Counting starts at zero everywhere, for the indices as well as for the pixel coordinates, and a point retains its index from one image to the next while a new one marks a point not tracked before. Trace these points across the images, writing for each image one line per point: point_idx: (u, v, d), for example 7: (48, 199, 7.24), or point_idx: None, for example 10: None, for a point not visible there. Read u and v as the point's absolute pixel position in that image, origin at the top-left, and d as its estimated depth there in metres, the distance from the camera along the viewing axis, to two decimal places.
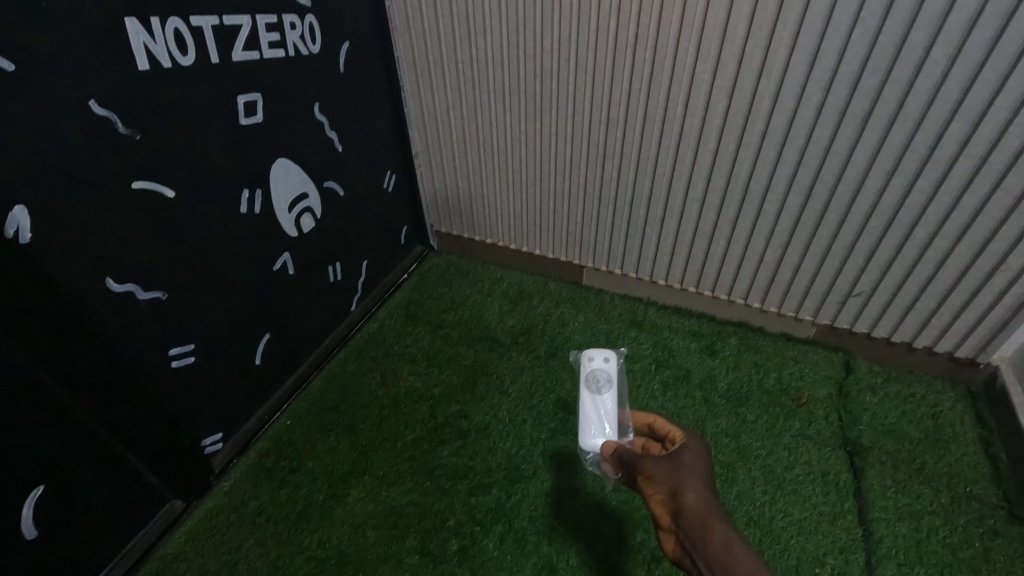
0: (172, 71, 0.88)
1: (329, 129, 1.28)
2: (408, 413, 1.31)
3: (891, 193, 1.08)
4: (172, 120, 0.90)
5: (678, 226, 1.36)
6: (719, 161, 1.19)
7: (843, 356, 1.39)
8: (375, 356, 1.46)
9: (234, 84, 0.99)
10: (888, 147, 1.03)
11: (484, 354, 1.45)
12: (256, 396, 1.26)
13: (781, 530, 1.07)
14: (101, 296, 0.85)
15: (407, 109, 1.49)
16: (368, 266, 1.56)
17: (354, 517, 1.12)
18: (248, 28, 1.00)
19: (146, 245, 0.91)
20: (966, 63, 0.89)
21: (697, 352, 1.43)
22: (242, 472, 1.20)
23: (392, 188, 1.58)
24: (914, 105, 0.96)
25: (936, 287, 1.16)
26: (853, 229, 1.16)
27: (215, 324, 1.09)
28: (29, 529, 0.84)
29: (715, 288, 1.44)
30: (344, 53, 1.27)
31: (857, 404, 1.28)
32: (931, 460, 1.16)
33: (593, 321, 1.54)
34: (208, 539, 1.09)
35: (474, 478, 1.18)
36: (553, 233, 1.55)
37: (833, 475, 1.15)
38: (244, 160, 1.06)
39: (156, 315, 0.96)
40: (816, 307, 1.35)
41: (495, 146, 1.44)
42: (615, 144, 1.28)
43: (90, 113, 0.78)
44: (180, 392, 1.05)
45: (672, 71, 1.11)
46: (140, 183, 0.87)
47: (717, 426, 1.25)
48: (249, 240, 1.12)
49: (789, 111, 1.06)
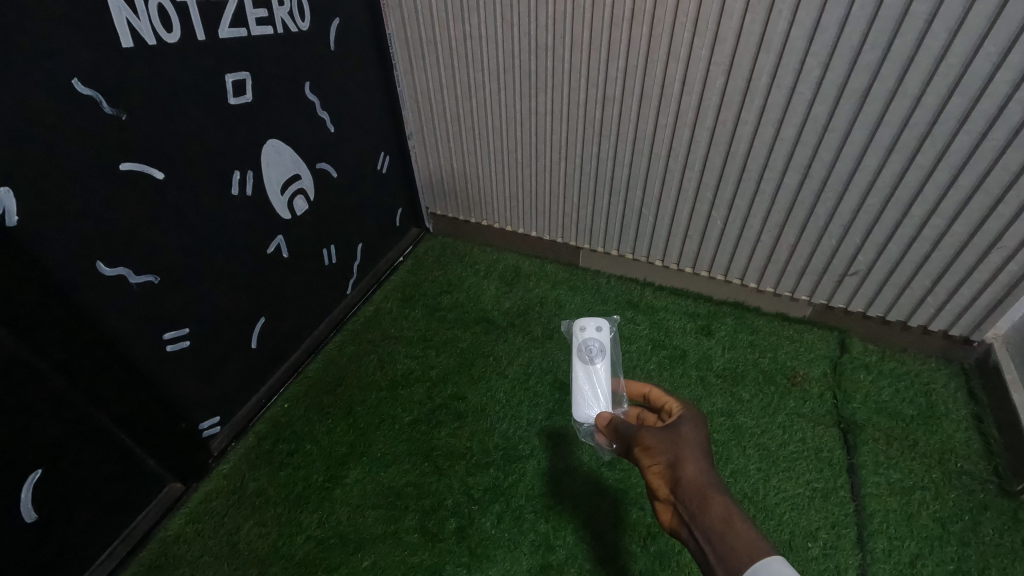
0: (158, 49, 0.86)
1: (320, 109, 1.25)
2: (406, 395, 1.31)
3: (889, 171, 1.07)
4: (159, 100, 0.88)
5: (675, 206, 1.35)
6: (717, 139, 1.18)
7: (838, 335, 1.40)
8: (372, 338, 1.46)
9: (221, 63, 0.97)
10: (887, 124, 1.01)
11: (481, 336, 1.45)
12: (253, 379, 1.27)
13: (775, 506, 1.09)
14: (92, 280, 0.84)
15: (401, 88, 1.47)
16: (363, 248, 1.55)
17: (353, 498, 1.13)
18: (234, 4, 0.97)
19: (137, 229, 0.89)
20: (967, 37, 0.87)
21: (694, 333, 1.43)
22: (241, 454, 1.21)
23: (386, 170, 1.56)
24: (914, 80, 0.95)
25: (933, 264, 1.15)
26: (850, 207, 1.16)
27: (209, 309, 1.08)
28: (28, 513, 0.85)
29: (712, 268, 1.44)
30: (334, 30, 1.24)
31: (852, 382, 1.29)
32: (924, 436, 1.18)
33: (589, 302, 1.54)
34: (208, 520, 1.10)
35: (472, 458, 1.19)
36: (549, 214, 1.54)
37: (826, 452, 1.16)
38: (234, 141, 1.04)
39: (149, 299, 0.95)
40: (812, 287, 1.35)
41: (490, 127, 1.42)
42: (611, 123, 1.26)
43: (74, 93, 0.76)
44: (175, 376, 1.05)
45: (670, 47, 1.09)
46: (128, 165, 0.85)
47: (713, 404, 1.26)
48: (242, 222, 1.11)
49: (788, 88, 1.05)
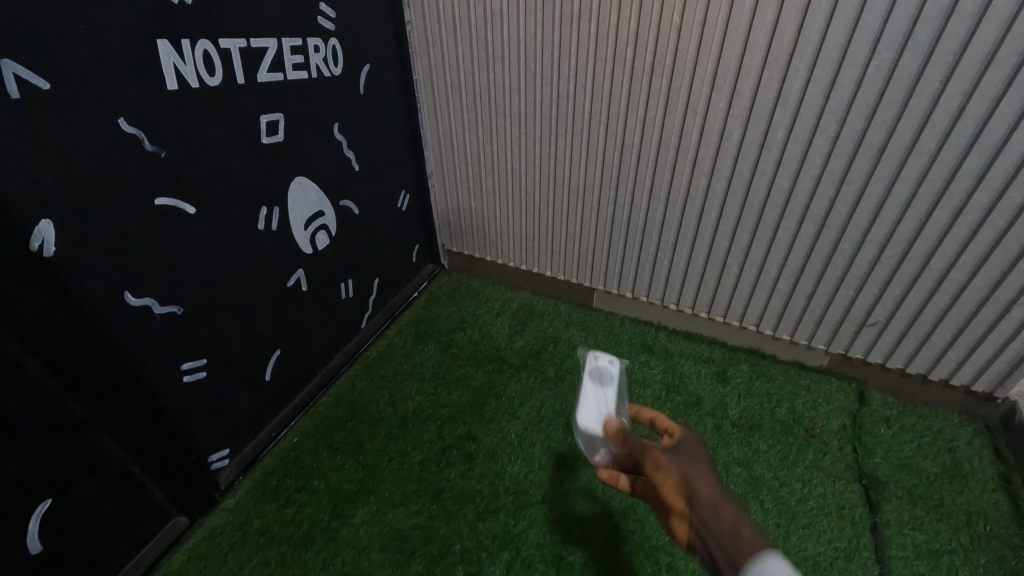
0: (199, 91, 0.90)
1: (347, 148, 1.30)
2: (416, 433, 1.30)
3: (907, 224, 1.08)
4: (196, 138, 0.91)
5: (691, 252, 1.36)
6: (733, 187, 1.20)
7: (857, 386, 1.37)
8: (384, 374, 1.45)
9: (258, 104, 1.02)
10: (904, 178, 1.03)
11: (493, 375, 1.44)
12: (265, 412, 1.26)
13: (795, 565, 1.05)
14: (119, 310, 0.86)
15: (424, 130, 1.51)
16: (379, 283, 1.56)
17: (359, 540, 1.10)
18: (273, 51, 1.02)
19: (165, 261, 0.92)
20: (983, 98, 0.90)
21: (708, 379, 1.41)
22: (248, 489, 1.19)
23: (405, 208, 1.60)
24: (930, 138, 0.97)
25: (953, 318, 1.15)
26: (868, 258, 1.16)
27: (227, 340, 1.09)
28: (34, 543, 0.84)
29: (726, 314, 1.43)
30: (365, 75, 1.29)
31: (872, 436, 1.26)
32: (949, 496, 1.14)
33: (603, 344, 1.53)
34: (210, 558, 1.08)
35: (481, 502, 1.16)
36: (565, 255, 1.55)
37: (848, 509, 1.13)
38: (264, 178, 1.08)
39: (171, 329, 0.96)
40: (829, 337, 1.33)
41: (509, 169, 1.46)
42: (629, 168, 1.29)
43: (119, 131, 0.79)
44: (189, 408, 1.04)
45: (688, 99, 1.13)
46: (160, 199, 0.88)
47: (729, 454, 1.23)
48: (265, 256, 1.12)
49: (804, 141, 1.07)
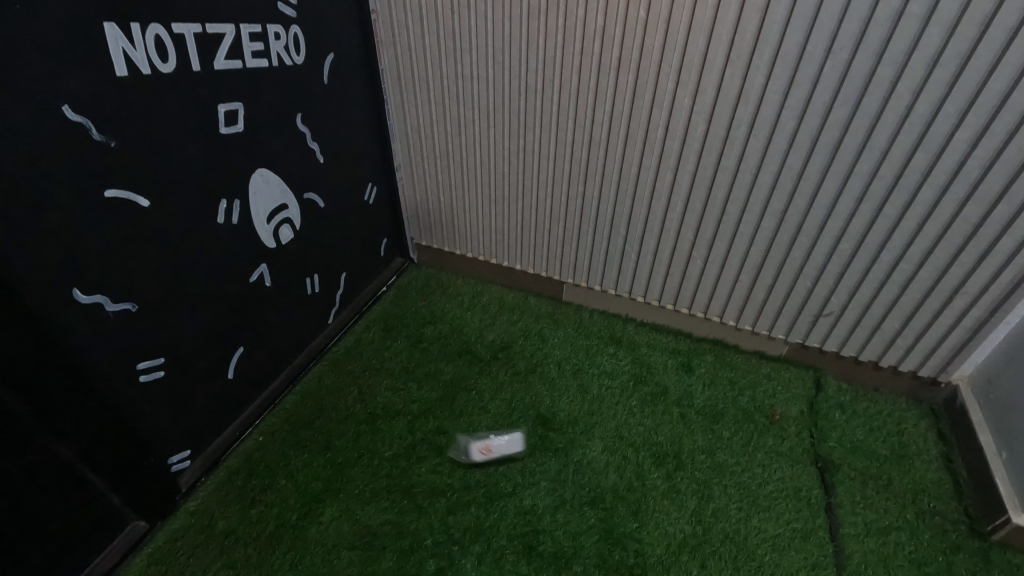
0: (152, 78, 0.86)
1: (311, 139, 1.26)
2: (385, 429, 1.29)
3: (859, 218, 1.13)
4: (149, 127, 0.87)
5: (657, 245, 1.38)
6: (697, 182, 1.22)
7: (813, 374, 1.43)
8: (352, 370, 1.43)
9: (215, 92, 0.98)
10: (856, 175, 1.07)
11: (464, 369, 1.44)
12: (228, 410, 1.22)
13: (756, 546, 1.09)
14: (67, 308, 0.82)
15: (391, 121, 1.49)
16: (347, 278, 1.54)
17: (328, 537, 1.09)
18: (231, 37, 0.98)
19: (117, 256, 0.88)
20: (929, 98, 0.94)
21: (674, 370, 1.45)
22: (210, 491, 1.16)
23: (372, 201, 1.57)
24: (881, 136, 1.01)
25: (901, 308, 1.21)
26: (824, 251, 1.21)
27: (186, 338, 1.05)
28: None
29: (691, 306, 1.47)
30: (329, 64, 1.26)
31: (827, 422, 1.32)
32: (897, 476, 1.20)
33: (572, 337, 1.54)
34: (172, 562, 1.04)
35: (453, 495, 1.16)
36: (534, 248, 1.56)
37: (805, 491, 1.18)
38: (224, 170, 1.04)
39: (125, 327, 0.92)
40: (788, 327, 1.38)
41: (479, 162, 1.45)
42: (597, 162, 1.30)
43: (63, 119, 0.75)
44: (146, 408, 1.01)
45: (654, 95, 1.14)
46: (111, 191, 0.84)
47: (694, 442, 1.27)
48: (225, 250, 1.09)
49: (764, 138, 1.11)
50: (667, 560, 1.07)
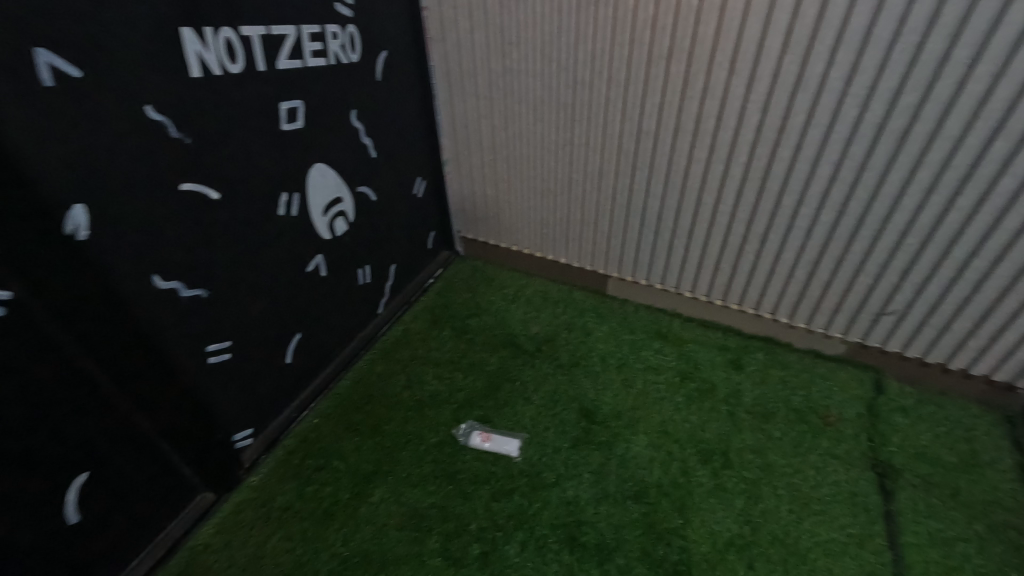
0: (222, 79, 0.92)
1: (364, 135, 1.31)
2: (432, 416, 1.33)
3: (928, 211, 1.06)
4: (219, 125, 0.93)
5: (707, 239, 1.35)
6: (750, 174, 1.19)
7: (873, 375, 1.37)
8: (401, 358, 1.48)
9: (278, 91, 1.03)
10: (926, 165, 1.01)
11: (508, 361, 1.46)
12: (286, 393, 1.29)
13: (807, 550, 1.06)
14: (147, 293, 0.89)
15: (440, 116, 1.52)
16: (396, 269, 1.58)
17: (377, 517, 1.14)
18: (293, 38, 1.03)
19: (191, 246, 0.94)
20: (1011, 81, 0.88)
21: (723, 367, 1.41)
22: (270, 468, 1.23)
23: (421, 194, 1.61)
24: (955, 123, 0.95)
25: (974, 307, 1.13)
26: (888, 246, 1.15)
27: (249, 324, 1.12)
28: (71, 514, 0.88)
29: (741, 301, 1.43)
30: (382, 61, 1.30)
31: (888, 425, 1.26)
32: (966, 485, 1.13)
33: (617, 331, 1.53)
34: (235, 531, 1.12)
35: (496, 483, 1.19)
36: (579, 242, 1.56)
37: (862, 496, 1.13)
38: (285, 165, 1.09)
39: (196, 312, 0.99)
40: (846, 325, 1.32)
41: (525, 155, 1.46)
42: (645, 154, 1.28)
43: (146, 118, 0.82)
44: (214, 388, 1.08)
45: (706, 85, 1.12)
46: (186, 185, 0.90)
47: (742, 441, 1.24)
48: (285, 241, 1.15)
49: (824, 126, 1.06)
50: (712, 558, 1.05)
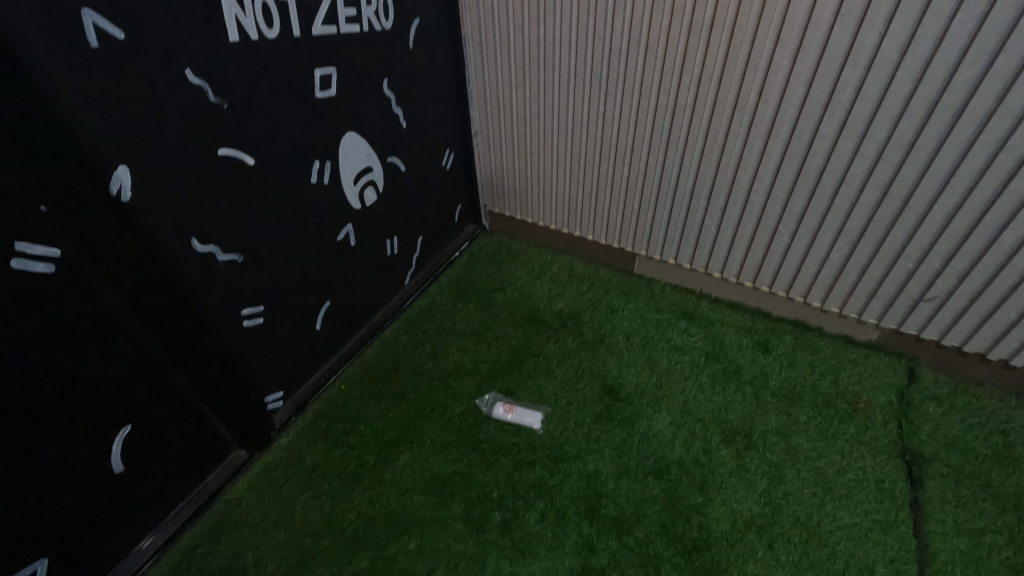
0: (259, 44, 0.92)
1: (395, 105, 1.30)
2: (456, 387, 1.35)
3: (979, 194, 1.02)
4: (256, 90, 0.94)
5: (741, 218, 1.32)
6: (791, 151, 1.15)
7: (907, 363, 1.33)
8: (426, 330, 1.50)
9: (312, 58, 1.03)
10: (981, 144, 0.96)
11: (532, 335, 1.46)
12: (315, 359, 1.33)
13: (829, 534, 1.05)
14: (186, 255, 0.91)
15: (471, 87, 1.50)
16: (423, 241, 1.59)
17: (402, 481, 1.17)
18: (328, 3, 1.02)
19: (227, 211, 0.96)
20: None
21: (749, 349, 1.39)
22: (299, 430, 1.27)
23: (449, 167, 1.60)
24: (1017, 100, 0.90)
25: (1021, 296, 1.09)
26: (933, 229, 1.10)
27: (282, 290, 1.14)
28: (116, 463, 0.93)
29: (773, 284, 1.40)
30: (415, 29, 1.28)
31: (919, 414, 1.23)
32: (998, 477, 1.11)
33: (642, 310, 1.52)
34: (267, 488, 1.17)
35: (518, 454, 1.21)
36: (608, 218, 1.53)
37: (888, 483, 1.11)
38: (318, 132, 1.10)
39: (232, 276, 1.01)
40: (882, 311, 1.29)
41: (556, 129, 1.43)
42: (681, 129, 1.25)
43: (186, 82, 0.82)
44: (248, 351, 1.11)
45: (749, 56, 1.07)
46: (223, 150, 0.91)
47: (766, 423, 1.23)
48: (317, 210, 1.16)
49: (872, 102, 1.01)
50: (731, 536, 1.06)
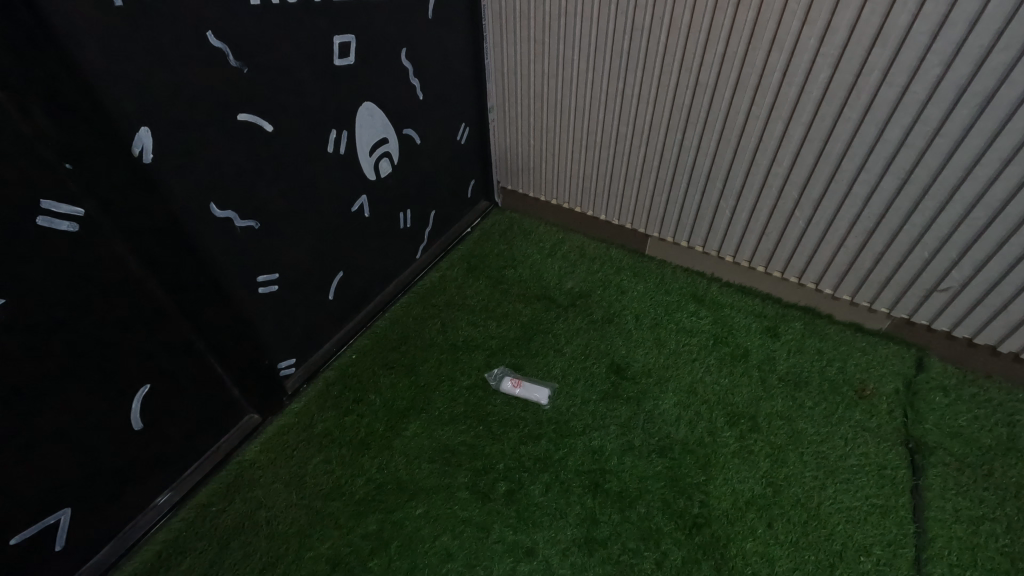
0: (279, 7, 0.91)
1: (413, 75, 1.29)
2: (465, 361, 1.36)
3: (1003, 183, 1.00)
4: (275, 56, 0.94)
5: (757, 202, 1.31)
6: (812, 135, 1.13)
7: (915, 353, 1.33)
8: (436, 303, 1.51)
9: (332, 24, 1.02)
10: (1009, 133, 0.95)
11: (541, 312, 1.47)
12: (327, 328, 1.34)
13: (828, 516, 1.07)
14: (205, 220, 0.92)
15: (489, 60, 1.48)
16: (435, 216, 1.59)
17: (410, 450, 1.20)
18: None
19: (246, 177, 0.97)
20: None
21: (758, 333, 1.40)
22: (311, 396, 1.30)
23: (464, 141, 1.60)
24: None
25: None
26: (952, 218, 1.09)
27: (297, 258, 1.15)
28: (136, 421, 0.96)
29: (785, 269, 1.39)
30: None
31: (925, 403, 1.23)
32: (1001, 468, 1.12)
33: (652, 291, 1.52)
34: (279, 451, 1.20)
35: (525, 428, 1.23)
36: (622, 198, 1.53)
37: (890, 470, 1.13)
38: (335, 101, 1.09)
39: (249, 242, 1.02)
40: (894, 300, 1.28)
41: (573, 105, 1.42)
42: (701, 109, 1.23)
43: (207, 45, 0.82)
44: (263, 317, 1.13)
45: (775, 35, 1.05)
46: (243, 116, 0.92)
47: (771, 407, 1.24)
48: (333, 179, 1.16)
49: (899, 86, 0.99)
50: (731, 515, 1.08)
